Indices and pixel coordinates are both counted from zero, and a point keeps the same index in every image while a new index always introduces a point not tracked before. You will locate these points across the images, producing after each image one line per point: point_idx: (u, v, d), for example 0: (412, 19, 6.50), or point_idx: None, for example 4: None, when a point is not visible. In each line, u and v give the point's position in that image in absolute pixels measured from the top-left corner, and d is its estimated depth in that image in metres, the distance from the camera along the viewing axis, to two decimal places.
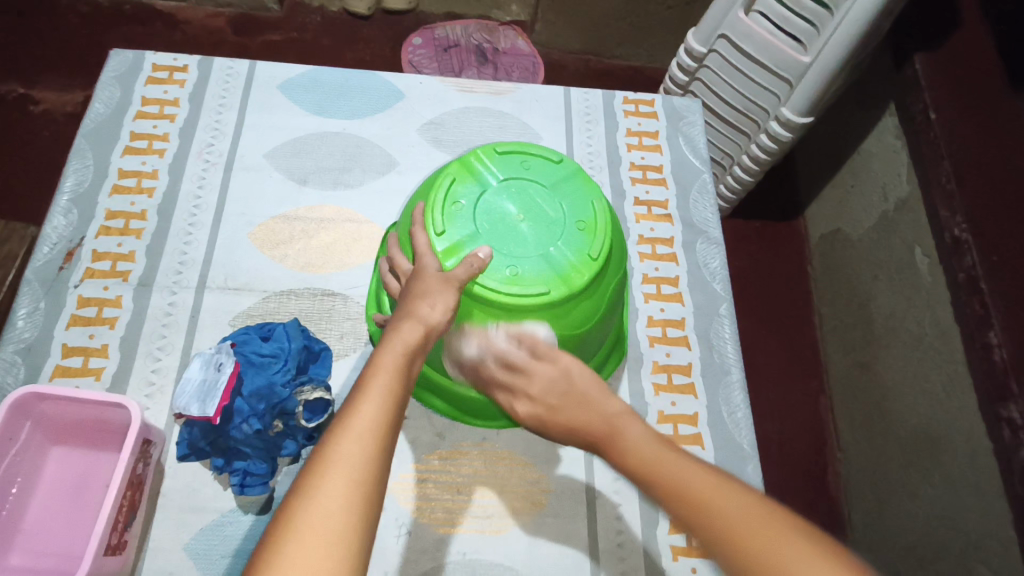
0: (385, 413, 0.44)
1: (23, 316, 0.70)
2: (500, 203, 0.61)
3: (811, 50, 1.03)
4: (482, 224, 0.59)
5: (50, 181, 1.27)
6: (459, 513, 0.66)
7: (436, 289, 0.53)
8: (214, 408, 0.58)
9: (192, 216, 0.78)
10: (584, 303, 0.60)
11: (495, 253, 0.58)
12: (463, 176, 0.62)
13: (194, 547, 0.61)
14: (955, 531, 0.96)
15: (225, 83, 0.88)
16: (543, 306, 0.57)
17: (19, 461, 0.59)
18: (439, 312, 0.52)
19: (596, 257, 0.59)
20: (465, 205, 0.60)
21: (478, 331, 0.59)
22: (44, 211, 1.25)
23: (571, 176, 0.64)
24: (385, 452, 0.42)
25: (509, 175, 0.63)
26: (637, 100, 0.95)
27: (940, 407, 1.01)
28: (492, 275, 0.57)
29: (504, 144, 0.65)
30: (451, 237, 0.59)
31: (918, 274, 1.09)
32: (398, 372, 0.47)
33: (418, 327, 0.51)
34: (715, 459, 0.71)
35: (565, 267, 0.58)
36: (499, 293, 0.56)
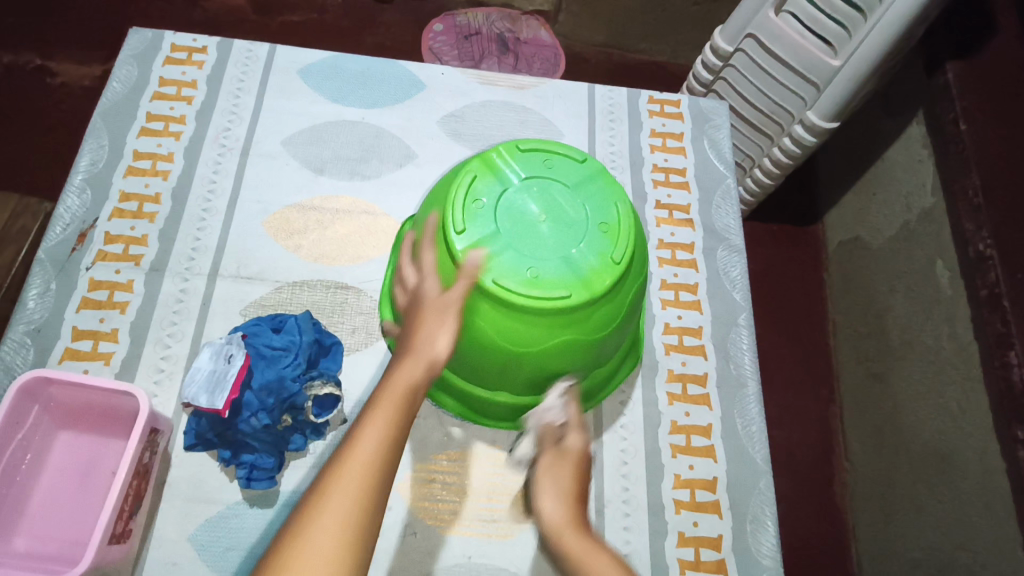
0: (390, 437, 0.44)
1: (34, 296, 0.70)
2: (522, 202, 0.59)
3: (841, 53, 1.00)
4: (503, 224, 0.57)
5: (65, 156, 1.26)
6: (464, 517, 0.65)
7: (437, 317, 0.55)
8: (223, 401, 0.58)
9: (206, 202, 0.77)
10: (605, 307, 0.59)
11: (515, 253, 0.56)
12: (485, 174, 0.60)
13: (198, 538, 0.61)
14: (961, 549, 0.95)
15: (244, 66, 0.86)
16: (562, 309, 0.55)
17: (26, 444, 0.59)
18: (442, 344, 0.53)
19: (618, 261, 0.58)
20: (486, 204, 0.58)
21: (492, 332, 0.57)
22: (57, 184, 1.24)
23: (594, 177, 0.62)
24: (385, 477, 0.42)
25: (531, 173, 0.61)
26: (662, 100, 0.93)
27: (954, 423, 0.99)
28: (511, 276, 0.55)
29: (527, 141, 0.63)
30: (471, 236, 0.57)
31: (938, 286, 1.07)
32: (406, 400, 0.47)
33: (426, 360, 0.52)
34: (727, 472, 0.70)
35: (586, 270, 0.57)
36: (515, 295, 0.55)
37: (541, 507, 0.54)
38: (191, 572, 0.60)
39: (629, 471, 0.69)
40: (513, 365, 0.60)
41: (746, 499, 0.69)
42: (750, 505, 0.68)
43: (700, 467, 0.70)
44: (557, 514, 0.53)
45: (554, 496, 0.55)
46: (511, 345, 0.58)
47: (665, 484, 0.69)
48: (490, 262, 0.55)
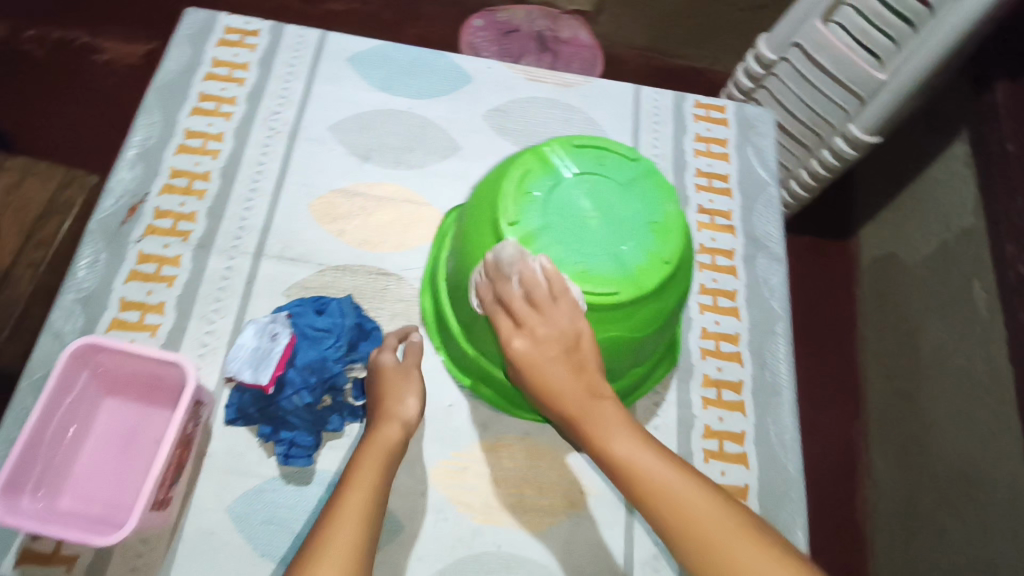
0: (371, 502, 0.51)
1: (84, 265, 0.71)
2: (575, 197, 0.58)
3: (888, 66, 0.99)
4: (555, 219, 0.57)
5: (108, 133, 1.29)
6: (496, 506, 0.65)
7: (401, 384, 0.62)
8: (268, 377, 0.59)
9: (254, 182, 0.78)
10: (651, 305, 0.58)
11: (565, 248, 0.56)
12: (538, 167, 0.59)
13: (236, 510, 0.62)
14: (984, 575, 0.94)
15: (296, 51, 0.88)
16: (609, 307, 0.56)
17: (75, 408, 0.60)
18: (412, 405, 0.60)
19: (667, 262, 0.57)
20: (538, 198, 0.57)
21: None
22: (99, 159, 1.27)
23: (647, 176, 0.61)
24: (369, 535, 0.49)
25: (584, 169, 0.59)
26: (708, 105, 0.92)
27: (984, 447, 0.98)
28: (559, 271, 0.55)
29: (581, 136, 0.62)
30: (522, 229, 0.56)
31: (975, 308, 1.05)
32: (381, 468, 0.54)
33: (400, 426, 0.58)
34: (759, 480, 0.70)
35: (635, 268, 0.56)
36: (563, 291, 0.55)
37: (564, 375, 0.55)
38: (227, 543, 0.61)
39: None
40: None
41: (777, 508, 0.68)
42: (781, 514, 0.68)
43: (732, 472, 0.69)
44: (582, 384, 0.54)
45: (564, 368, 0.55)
46: None
47: None
48: (540, 257, 0.56)
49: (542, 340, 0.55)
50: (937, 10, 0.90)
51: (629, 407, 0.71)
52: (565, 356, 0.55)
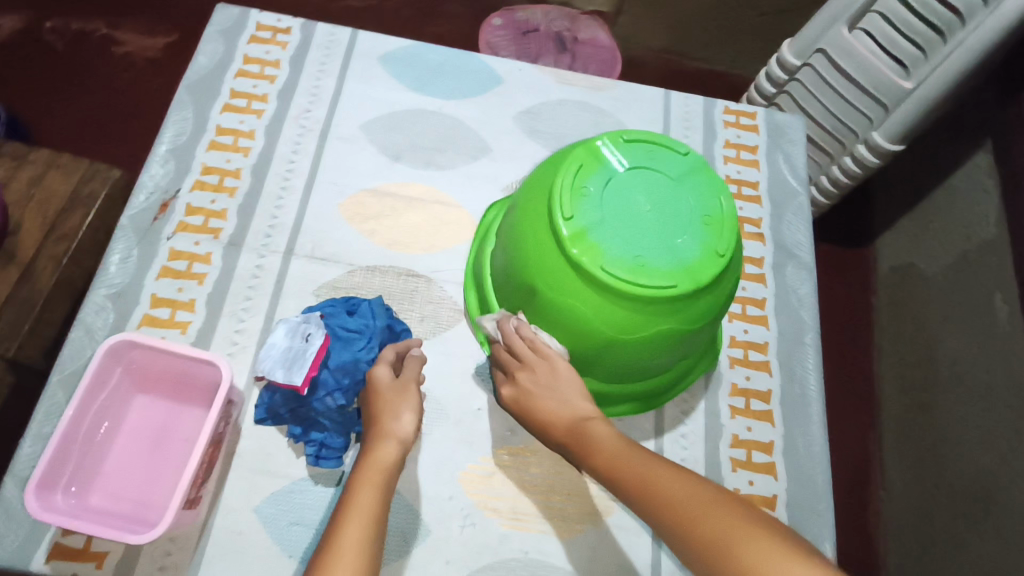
0: (370, 526, 0.50)
1: (116, 261, 0.71)
2: (629, 191, 0.57)
3: (915, 75, 0.98)
4: (611, 213, 0.56)
5: (125, 125, 1.29)
6: (522, 512, 0.65)
7: (398, 400, 0.60)
8: (302, 378, 0.59)
9: (284, 181, 0.78)
10: (707, 298, 0.57)
11: (622, 241, 0.55)
12: (590, 162, 0.58)
13: (265, 509, 0.62)
14: None
15: (326, 49, 0.87)
16: (667, 299, 0.54)
17: (108, 405, 0.60)
18: (408, 422, 0.59)
19: (722, 254, 0.56)
20: (593, 192, 0.56)
21: (592, 317, 0.57)
22: (117, 151, 1.27)
23: (697, 170, 0.60)
24: (371, 563, 0.49)
25: (635, 164, 0.59)
26: (738, 111, 0.92)
27: (1003, 461, 0.97)
28: (617, 264, 0.54)
29: (631, 131, 0.61)
30: (579, 223, 0.55)
31: (995, 321, 1.05)
32: (380, 489, 0.54)
33: (396, 445, 0.57)
34: (787, 491, 0.69)
35: (692, 261, 0.55)
36: (621, 284, 0.53)
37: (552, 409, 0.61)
38: (256, 543, 0.61)
39: None
40: (607, 351, 0.59)
41: (804, 520, 0.68)
42: (809, 526, 0.68)
43: (760, 483, 0.69)
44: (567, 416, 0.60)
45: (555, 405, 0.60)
46: (612, 333, 0.57)
47: None
48: (597, 250, 0.54)
49: (523, 385, 0.62)
50: (968, 20, 0.89)
51: (657, 409, 0.71)
52: (544, 395, 0.61)
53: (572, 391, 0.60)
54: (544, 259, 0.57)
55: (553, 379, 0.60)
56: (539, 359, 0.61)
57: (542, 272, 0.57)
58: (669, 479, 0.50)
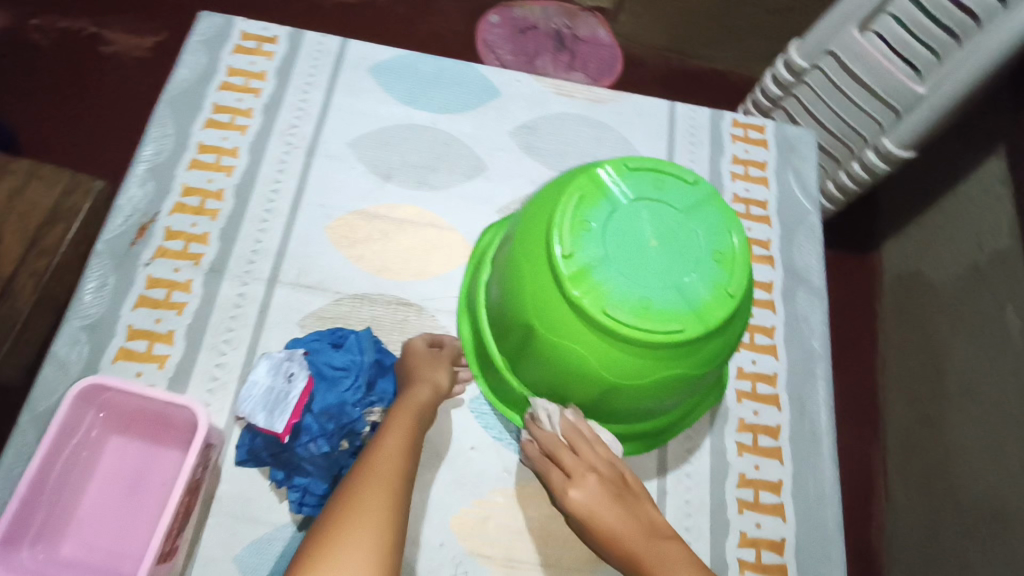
0: (405, 446, 0.55)
1: (91, 290, 0.67)
2: (633, 224, 0.53)
3: (928, 80, 0.93)
4: (614, 248, 0.52)
5: (104, 125, 1.24)
6: (517, 558, 0.62)
7: (432, 362, 0.64)
8: (284, 425, 0.55)
9: (269, 202, 0.74)
10: (717, 340, 0.54)
11: (626, 279, 0.51)
12: (592, 193, 0.54)
13: (244, 559, 0.59)
14: None
15: (315, 59, 0.83)
16: (674, 344, 0.51)
17: (79, 450, 0.57)
18: (440, 377, 0.63)
19: (733, 295, 0.53)
20: (596, 227, 0.52)
21: (593, 361, 0.53)
22: (92, 151, 1.22)
23: (706, 201, 0.56)
24: (405, 475, 0.53)
25: (640, 194, 0.55)
26: (746, 124, 0.88)
27: (1013, 481, 0.93)
28: (622, 305, 0.50)
29: (635, 158, 0.57)
30: (580, 260, 0.51)
31: (1007, 335, 1.01)
32: (414, 418, 0.58)
33: (430, 389, 0.61)
34: (796, 535, 0.66)
35: (701, 303, 0.51)
36: (626, 328, 0.50)
37: (615, 521, 0.56)
38: None
39: (693, 525, 0.65)
40: (610, 394, 0.55)
41: (814, 566, 0.65)
42: (819, 572, 0.65)
43: (767, 525, 0.66)
44: (631, 528, 0.55)
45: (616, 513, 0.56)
46: (614, 377, 0.53)
47: (729, 541, 0.65)
48: (601, 291, 0.50)
49: (594, 487, 0.57)
50: (985, 23, 0.85)
51: (660, 448, 0.67)
52: (621, 497, 0.57)
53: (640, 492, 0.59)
54: (543, 298, 0.53)
55: (623, 481, 0.58)
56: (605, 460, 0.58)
57: (540, 312, 0.53)
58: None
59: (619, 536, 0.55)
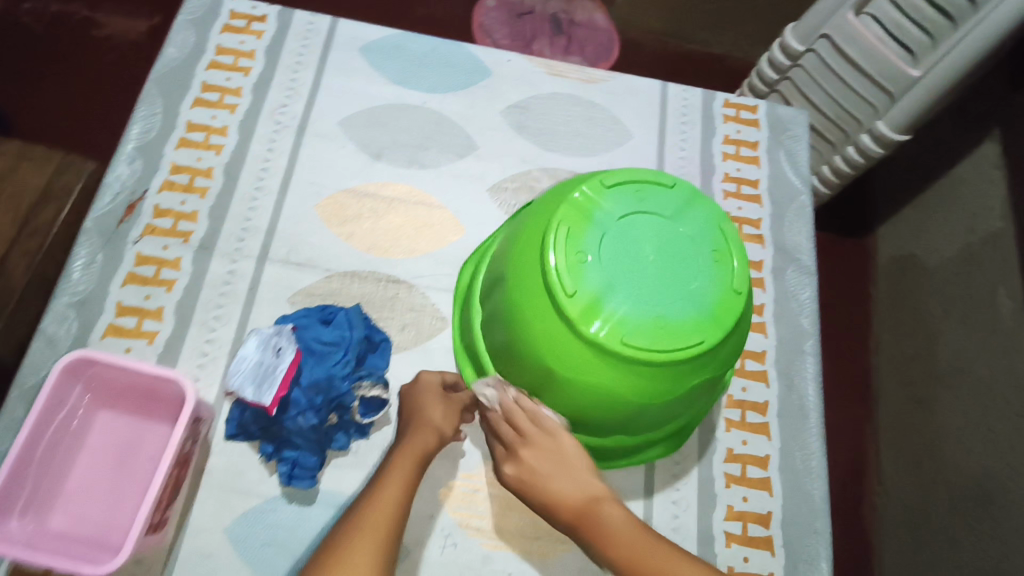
0: (401, 500, 0.54)
1: (79, 267, 0.68)
2: (630, 245, 0.51)
3: (922, 63, 0.93)
4: (620, 278, 0.50)
5: (95, 106, 1.23)
6: (507, 531, 0.62)
7: (441, 400, 0.62)
8: (271, 398, 0.56)
9: (259, 180, 0.74)
10: (732, 339, 0.53)
11: (639, 308, 0.49)
12: (578, 222, 0.52)
13: (235, 530, 0.59)
14: None
15: (305, 39, 0.83)
16: (696, 356, 0.50)
17: (67, 424, 0.57)
18: (444, 421, 0.61)
19: (739, 290, 0.52)
20: (594, 259, 0.50)
21: (614, 389, 0.52)
22: (81, 133, 1.20)
23: (691, 199, 0.55)
24: (400, 526, 0.52)
25: (626, 211, 0.53)
26: (738, 104, 0.87)
27: (1002, 460, 0.94)
28: (638, 333, 0.49)
29: (610, 172, 0.54)
30: (589, 298, 0.49)
31: (998, 317, 1.02)
32: (415, 467, 0.56)
33: (434, 437, 0.59)
34: (783, 508, 0.67)
35: (714, 308, 0.51)
36: (648, 354, 0.49)
37: (551, 491, 0.57)
38: (224, 566, 0.58)
39: (680, 498, 0.66)
40: (634, 415, 0.55)
41: (800, 538, 0.66)
42: (805, 543, 0.65)
43: (754, 499, 0.66)
44: (564, 498, 0.56)
45: (551, 483, 0.57)
46: (635, 399, 0.52)
47: (716, 514, 0.65)
48: (615, 323, 0.49)
49: (530, 462, 0.58)
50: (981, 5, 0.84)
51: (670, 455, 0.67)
52: (557, 471, 0.57)
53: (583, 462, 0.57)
54: (552, 336, 0.51)
55: (562, 454, 0.57)
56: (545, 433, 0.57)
57: (554, 350, 0.52)
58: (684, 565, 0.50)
59: (553, 505, 0.57)
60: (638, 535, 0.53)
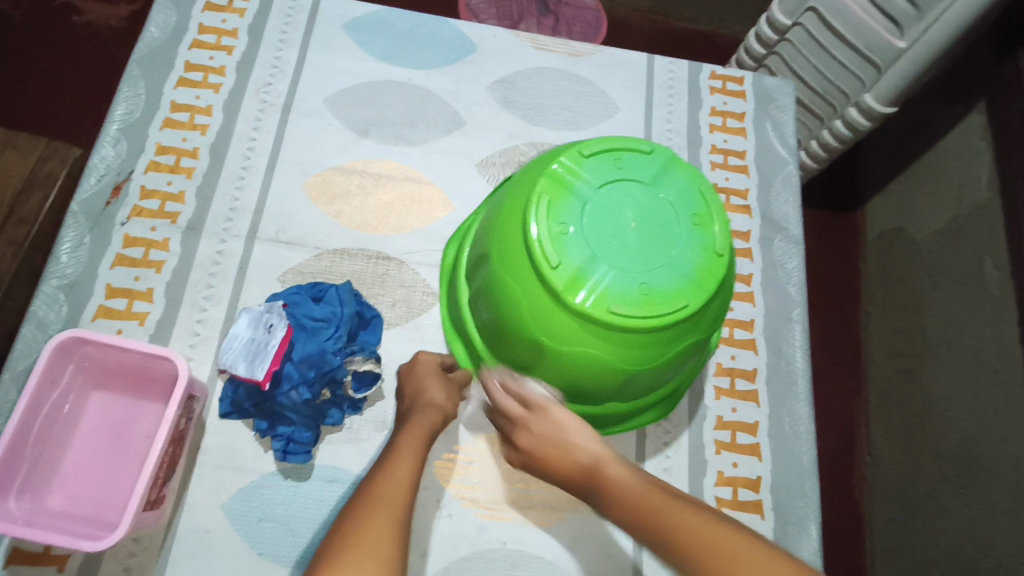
0: (415, 467, 0.53)
1: (67, 250, 0.67)
2: (611, 215, 0.51)
3: (908, 34, 0.92)
4: (603, 248, 0.50)
5: (75, 93, 1.21)
6: (501, 501, 0.63)
7: (440, 377, 0.62)
8: (264, 372, 0.56)
9: (245, 160, 0.74)
10: (715, 301, 0.54)
11: (623, 276, 0.49)
12: (559, 194, 0.52)
13: (231, 506, 0.60)
14: (984, 554, 0.93)
15: (288, 16, 0.82)
16: (681, 320, 0.50)
17: (60, 405, 0.57)
18: (446, 397, 0.61)
19: (721, 253, 0.52)
20: (576, 231, 0.51)
21: (602, 358, 0.52)
22: (63, 120, 1.19)
23: (668, 166, 0.55)
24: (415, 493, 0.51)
25: (605, 180, 0.53)
26: (725, 76, 0.87)
27: (991, 429, 0.96)
28: (623, 301, 0.49)
29: (587, 143, 0.54)
30: (572, 269, 0.50)
31: (985, 287, 1.02)
32: (424, 437, 0.56)
33: (440, 412, 0.59)
34: (772, 472, 0.68)
35: (697, 272, 0.51)
36: (635, 322, 0.49)
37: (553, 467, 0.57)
38: (223, 541, 0.59)
39: (671, 465, 0.67)
40: (624, 383, 0.55)
41: (789, 501, 0.67)
42: (794, 506, 0.67)
43: (744, 465, 0.68)
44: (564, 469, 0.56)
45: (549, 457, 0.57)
46: (623, 365, 0.53)
47: (707, 480, 0.67)
48: (600, 292, 0.49)
49: (526, 443, 0.59)
50: None
51: (661, 421, 0.68)
52: (546, 444, 0.57)
53: (574, 428, 0.56)
54: (539, 308, 0.52)
55: (548, 426, 0.57)
56: (532, 409, 0.58)
57: (541, 323, 0.52)
58: (680, 512, 0.48)
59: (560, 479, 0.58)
60: (650, 494, 0.51)
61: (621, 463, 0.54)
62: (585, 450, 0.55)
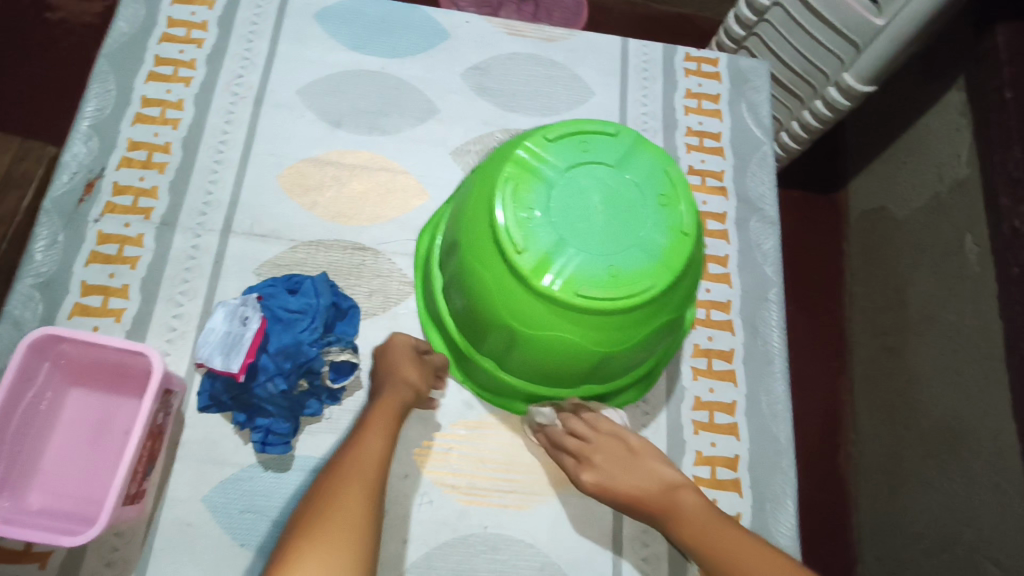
0: (386, 444, 0.54)
1: (41, 248, 0.67)
2: (577, 197, 0.52)
3: (886, 11, 0.91)
4: (570, 232, 0.50)
5: (53, 92, 1.20)
6: (481, 487, 0.64)
7: (411, 356, 0.62)
8: (239, 365, 0.56)
9: (218, 153, 0.73)
10: (683, 280, 0.54)
11: (591, 259, 0.50)
12: (525, 179, 0.52)
13: (213, 499, 0.60)
14: (965, 526, 0.94)
15: (257, 7, 0.81)
16: (649, 301, 0.51)
17: (37, 403, 0.57)
18: (418, 375, 0.61)
19: (687, 232, 0.53)
20: (542, 215, 0.51)
21: (573, 340, 0.53)
22: (42, 119, 1.18)
23: (634, 147, 0.55)
24: (384, 470, 0.52)
25: (571, 163, 0.53)
26: (699, 58, 0.87)
27: (971, 404, 0.96)
28: (590, 283, 0.49)
29: (553, 128, 0.54)
30: (539, 253, 0.50)
31: (965, 263, 1.02)
32: (395, 414, 0.57)
33: (412, 390, 0.60)
34: (749, 451, 0.69)
35: (664, 251, 0.51)
36: (603, 303, 0.49)
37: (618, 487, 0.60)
38: (204, 533, 0.59)
39: None
40: (597, 365, 0.56)
41: (767, 478, 0.68)
42: (772, 483, 0.68)
43: (722, 444, 0.68)
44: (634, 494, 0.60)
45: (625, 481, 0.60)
46: (594, 346, 0.53)
47: (685, 460, 0.67)
48: (567, 276, 0.49)
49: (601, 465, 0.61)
50: None
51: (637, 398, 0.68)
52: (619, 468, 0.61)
53: (649, 454, 0.61)
54: (508, 293, 0.52)
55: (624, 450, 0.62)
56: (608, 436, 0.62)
57: (512, 308, 0.53)
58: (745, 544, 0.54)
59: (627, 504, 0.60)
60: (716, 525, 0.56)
61: (695, 491, 0.59)
62: (668, 473, 0.60)
